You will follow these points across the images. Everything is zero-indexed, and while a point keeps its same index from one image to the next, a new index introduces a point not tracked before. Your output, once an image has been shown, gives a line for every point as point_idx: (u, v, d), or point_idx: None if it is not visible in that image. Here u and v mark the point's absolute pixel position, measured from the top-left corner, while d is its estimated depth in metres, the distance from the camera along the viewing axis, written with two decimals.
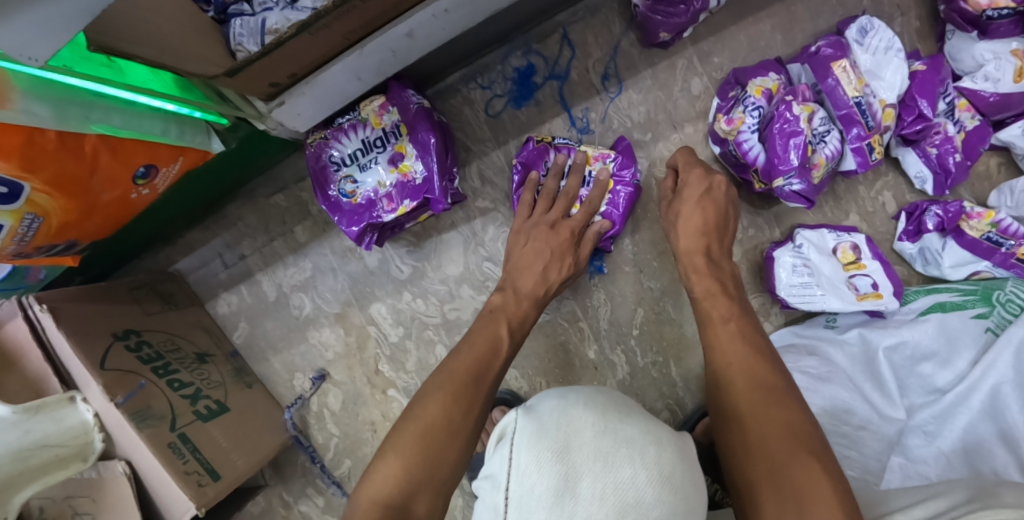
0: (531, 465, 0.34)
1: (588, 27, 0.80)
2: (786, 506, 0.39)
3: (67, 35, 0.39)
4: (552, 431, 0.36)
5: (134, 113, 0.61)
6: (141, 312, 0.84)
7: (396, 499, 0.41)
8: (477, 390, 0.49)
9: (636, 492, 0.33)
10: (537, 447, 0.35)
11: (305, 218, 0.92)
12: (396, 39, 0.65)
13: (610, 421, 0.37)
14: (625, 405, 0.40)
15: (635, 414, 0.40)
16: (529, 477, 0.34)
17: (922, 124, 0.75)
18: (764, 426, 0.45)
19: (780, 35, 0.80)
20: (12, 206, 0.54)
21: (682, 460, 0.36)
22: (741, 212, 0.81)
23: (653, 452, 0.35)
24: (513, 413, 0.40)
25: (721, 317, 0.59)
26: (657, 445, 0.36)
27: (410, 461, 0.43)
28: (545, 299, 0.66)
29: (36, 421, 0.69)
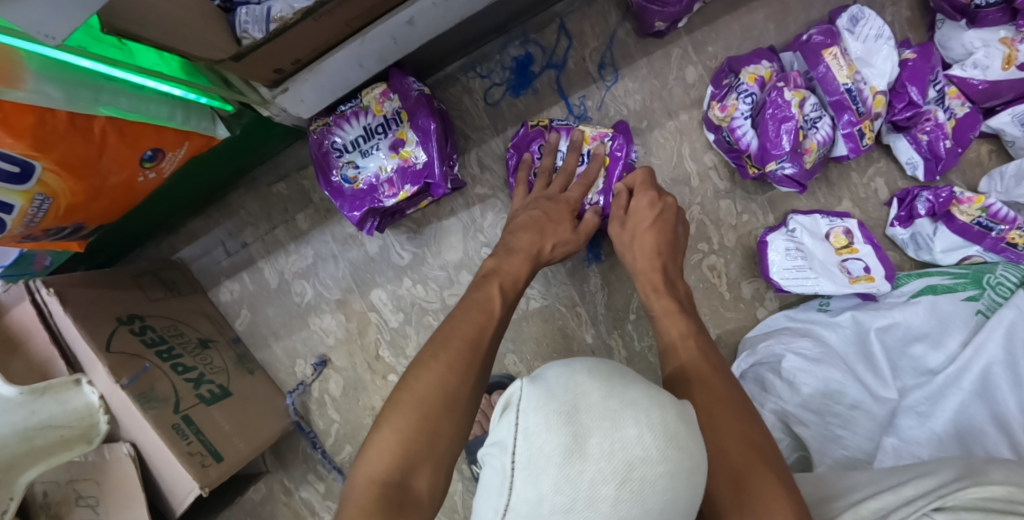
0: (539, 427, 0.34)
1: (585, 18, 0.82)
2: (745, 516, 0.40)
3: (82, 14, 0.41)
4: (559, 395, 0.36)
5: (142, 97, 0.63)
6: (144, 298, 0.85)
7: (393, 476, 0.42)
8: (473, 358, 0.49)
9: (643, 450, 0.33)
10: (545, 409, 0.35)
11: (306, 206, 0.93)
12: (397, 26, 0.66)
13: (616, 385, 0.37)
14: (629, 372, 0.40)
15: (639, 379, 0.39)
16: (538, 437, 0.34)
17: (912, 111, 0.76)
18: (727, 431, 0.46)
19: (773, 25, 0.82)
20: (22, 186, 0.56)
21: (684, 420, 0.36)
22: (736, 198, 0.82)
23: (657, 414, 0.35)
24: (519, 383, 0.39)
25: (680, 334, 0.60)
26: (660, 407, 0.36)
27: (405, 433, 0.43)
28: (540, 259, 0.66)
29: (41, 402, 0.70)
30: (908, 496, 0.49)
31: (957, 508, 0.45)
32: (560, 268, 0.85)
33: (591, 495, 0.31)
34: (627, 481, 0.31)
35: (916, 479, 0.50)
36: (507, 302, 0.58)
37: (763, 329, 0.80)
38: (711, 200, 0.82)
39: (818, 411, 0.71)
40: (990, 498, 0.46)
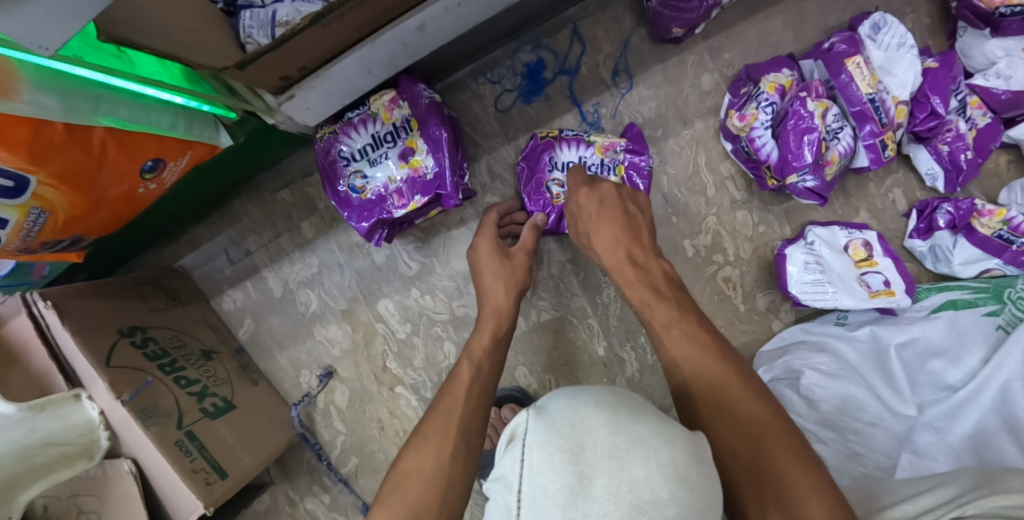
0: (543, 466, 0.32)
1: (598, 22, 0.80)
2: (769, 507, 0.39)
3: (76, 23, 0.38)
4: (563, 431, 0.34)
5: (142, 106, 0.61)
6: (146, 308, 0.83)
7: None
8: (453, 425, 0.49)
9: (651, 492, 0.30)
10: (550, 446, 0.33)
11: (311, 213, 0.91)
12: (407, 32, 0.64)
13: (623, 418, 0.34)
14: (639, 403, 0.37)
15: (649, 411, 0.36)
16: (542, 476, 0.32)
17: (935, 121, 0.74)
18: (738, 412, 0.45)
19: (791, 31, 0.80)
20: (16, 200, 0.54)
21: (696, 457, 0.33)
22: (752, 209, 0.80)
23: (667, 452, 0.32)
24: (525, 414, 0.38)
25: (662, 323, 0.55)
26: (671, 444, 0.33)
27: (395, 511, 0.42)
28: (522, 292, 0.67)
29: (41, 418, 0.68)
30: (927, 505, 0.47)
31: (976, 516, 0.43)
32: (572, 279, 0.83)
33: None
34: None
35: (932, 489, 0.49)
36: (485, 369, 0.57)
37: (778, 342, 0.79)
38: (727, 211, 0.80)
39: (837, 428, 0.70)
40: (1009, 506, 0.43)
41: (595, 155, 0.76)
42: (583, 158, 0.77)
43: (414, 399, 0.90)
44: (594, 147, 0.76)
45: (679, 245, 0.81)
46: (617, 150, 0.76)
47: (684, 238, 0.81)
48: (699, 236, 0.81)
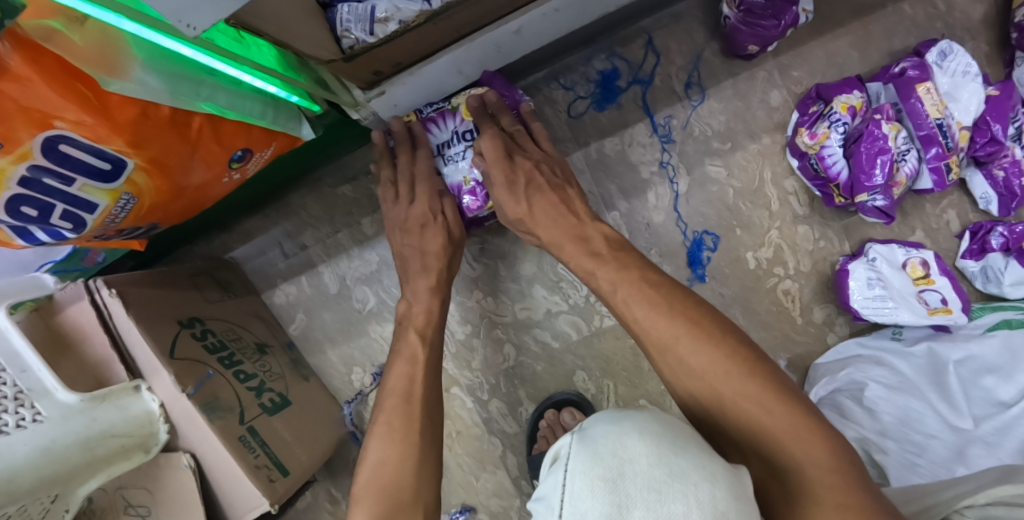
0: (584, 492, 0.32)
1: (672, 34, 0.81)
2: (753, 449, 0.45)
3: (224, 7, 0.39)
4: (605, 458, 0.33)
5: (238, 93, 0.60)
6: (202, 299, 0.83)
7: None
8: (409, 429, 0.55)
9: None
10: (592, 474, 0.32)
11: (373, 210, 0.90)
12: (504, 35, 0.64)
13: (666, 450, 0.33)
14: (679, 430, 0.36)
15: (691, 440, 0.35)
16: (581, 504, 0.32)
17: (995, 147, 0.77)
18: (677, 380, 0.50)
19: (856, 53, 0.82)
20: (110, 185, 0.54)
21: (737, 499, 0.33)
22: (813, 224, 0.82)
23: (707, 489, 0.32)
24: (567, 435, 0.37)
25: (627, 285, 0.57)
26: (711, 481, 0.33)
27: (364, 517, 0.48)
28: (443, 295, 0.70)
29: (101, 409, 0.69)
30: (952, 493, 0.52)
31: (986, 504, 0.46)
32: None
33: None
34: None
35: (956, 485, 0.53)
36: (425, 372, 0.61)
37: (834, 356, 0.80)
38: (790, 224, 0.82)
39: (898, 439, 0.72)
40: (1017, 494, 0.45)
41: (464, 120, 0.72)
42: (455, 131, 0.73)
43: (469, 401, 0.88)
44: (460, 112, 0.72)
45: (742, 256, 0.82)
46: None
47: (747, 249, 0.82)
48: (762, 248, 0.82)
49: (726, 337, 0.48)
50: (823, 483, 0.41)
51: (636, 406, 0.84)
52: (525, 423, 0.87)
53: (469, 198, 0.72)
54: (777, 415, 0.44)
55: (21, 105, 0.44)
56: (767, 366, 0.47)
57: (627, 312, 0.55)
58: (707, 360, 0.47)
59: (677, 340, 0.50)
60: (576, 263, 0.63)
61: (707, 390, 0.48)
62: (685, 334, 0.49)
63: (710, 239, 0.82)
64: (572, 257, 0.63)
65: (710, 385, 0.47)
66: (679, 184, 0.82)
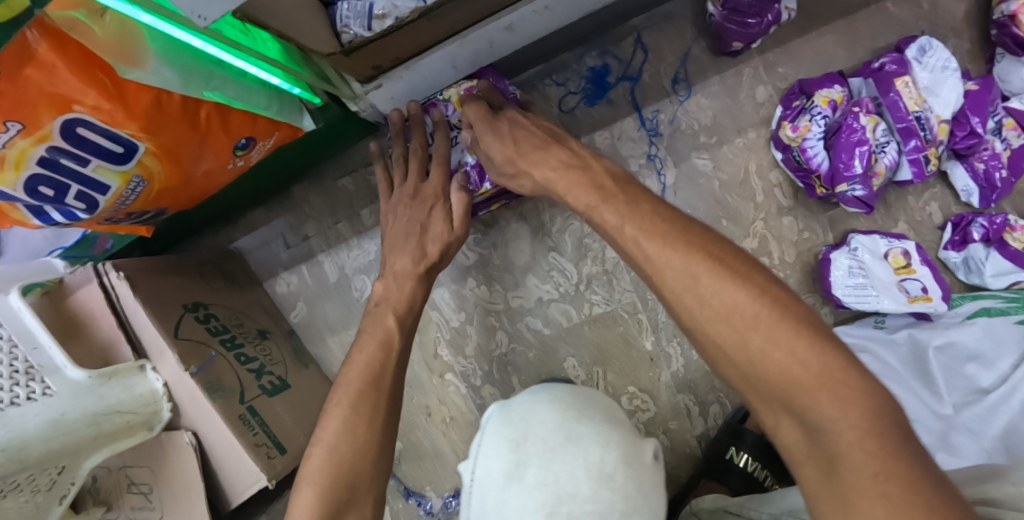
0: (497, 448, 0.49)
1: (662, 33, 0.84)
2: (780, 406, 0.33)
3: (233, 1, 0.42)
4: (514, 425, 0.50)
5: (244, 85, 0.63)
6: (207, 287, 0.86)
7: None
8: (377, 402, 0.55)
9: (572, 480, 0.45)
10: (503, 436, 0.50)
11: (372, 202, 0.93)
12: (496, 31, 0.68)
13: (567, 421, 0.49)
14: (587, 408, 0.52)
15: (595, 417, 0.51)
16: (492, 457, 0.48)
17: (973, 140, 0.79)
18: (697, 328, 0.37)
19: (843, 50, 0.84)
20: (122, 166, 0.57)
21: (622, 462, 0.46)
22: (798, 216, 0.84)
23: (595, 452, 0.46)
24: (495, 406, 0.56)
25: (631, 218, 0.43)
26: (602, 447, 0.47)
27: (318, 487, 0.49)
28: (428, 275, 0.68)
29: (108, 387, 0.72)
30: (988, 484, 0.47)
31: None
32: (625, 276, 0.85)
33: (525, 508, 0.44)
34: (554, 509, 0.43)
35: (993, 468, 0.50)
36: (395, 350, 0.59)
37: None
38: (775, 216, 0.84)
39: None
40: None
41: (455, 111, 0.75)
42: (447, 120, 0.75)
43: (463, 387, 0.90)
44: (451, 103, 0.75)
45: None
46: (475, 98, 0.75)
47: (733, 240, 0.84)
48: (747, 239, 0.84)
49: (753, 276, 0.36)
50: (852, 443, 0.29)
51: (625, 393, 0.86)
52: None
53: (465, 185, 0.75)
54: (811, 365, 0.32)
55: (45, 91, 0.48)
56: (805, 310, 0.35)
57: (634, 248, 0.42)
58: (730, 298, 0.35)
59: (696, 281, 0.37)
60: (575, 198, 0.52)
61: (727, 338, 0.35)
62: (701, 268, 0.37)
63: None
64: (571, 189, 0.52)
65: (726, 325, 0.35)
66: (667, 176, 0.84)
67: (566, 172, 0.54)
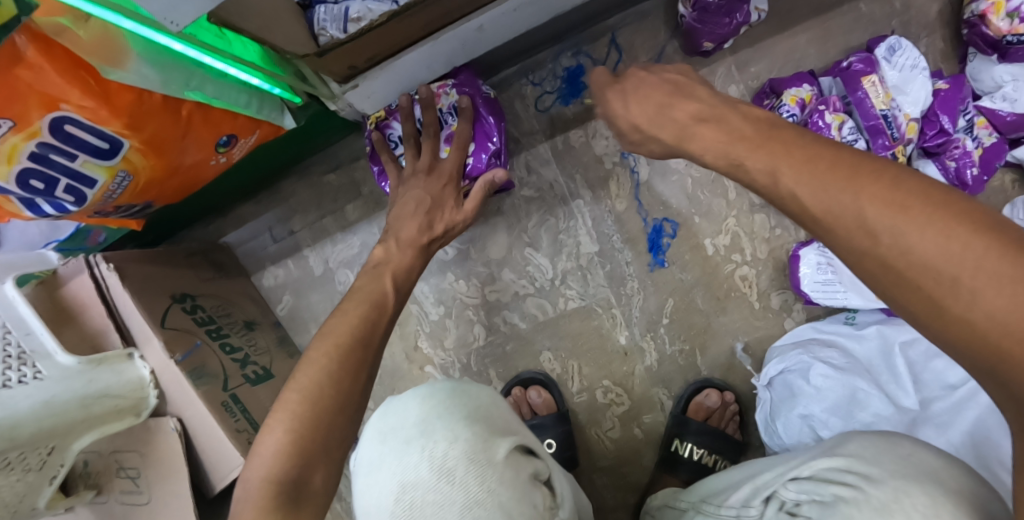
0: (365, 440, 0.45)
1: (636, 32, 0.86)
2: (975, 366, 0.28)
3: (204, 6, 0.45)
4: (386, 416, 0.46)
5: (225, 85, 0.65)
6: (197, 278, 0.89)
7: (289, 475, 0.44)
8: (364, 352, 0.51)
9: (417, 475, 0.40)
10: (372, 427, 0.45)
11: (355, 198, 0.95)
12: (467, 32, 0.70)
13: (431, 415, 0.44)
14: (460, 403, 0.46)
15: (464, 411, 0.45)
16: (360, 449, 0.45)
17: (943, 138, 0.81)
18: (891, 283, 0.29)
19: (814, 49, 0.85)
20: (108, 162, 0.61)
21: (471, 460, 0.40)
22: (770, 212, 0.85)
23: (443, 447, 0.41)
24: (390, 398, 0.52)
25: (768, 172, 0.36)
26: (451, 441, 0.41)
27: (298, 431, 0.45)
28: (428, 249, 0.68)
29: (97, 372, 0.75)
30: None
31: None
32: (599, 271, 0.87)
33: (380, 496, 0.41)
34: (399, 499, 0.40)
35: None
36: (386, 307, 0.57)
37: (790, 339, 0.82)
38: (747, 213, 0.85)
39: (845, 417, 0.73)
40: None
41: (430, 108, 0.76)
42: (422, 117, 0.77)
43: (442, 378, 0.92)
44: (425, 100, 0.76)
45: (701, 243, 0.86)
46: (449, 95, 0.76)
47: (705, 236, 0.86)
48: (720, 235, 0.86)
49: (941, 223, 0.27)
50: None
51: (600, 386, 0.88)
52: None
53: None
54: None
55: (34, 89, 0.50)
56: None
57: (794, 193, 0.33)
58: (920, 257, 0.27)
59: (875, 241, 0.29)
60: (713, 155, 0.43)
61: (917, 302, 0.29)
62: (884, 221, 0.29)
63: (670, 226, 0.86)
64: (707, 145, 0.43)
65: (896, 275, 0.29)
66: (640, 173, 0.86)
67: (698, 126, 0.45)
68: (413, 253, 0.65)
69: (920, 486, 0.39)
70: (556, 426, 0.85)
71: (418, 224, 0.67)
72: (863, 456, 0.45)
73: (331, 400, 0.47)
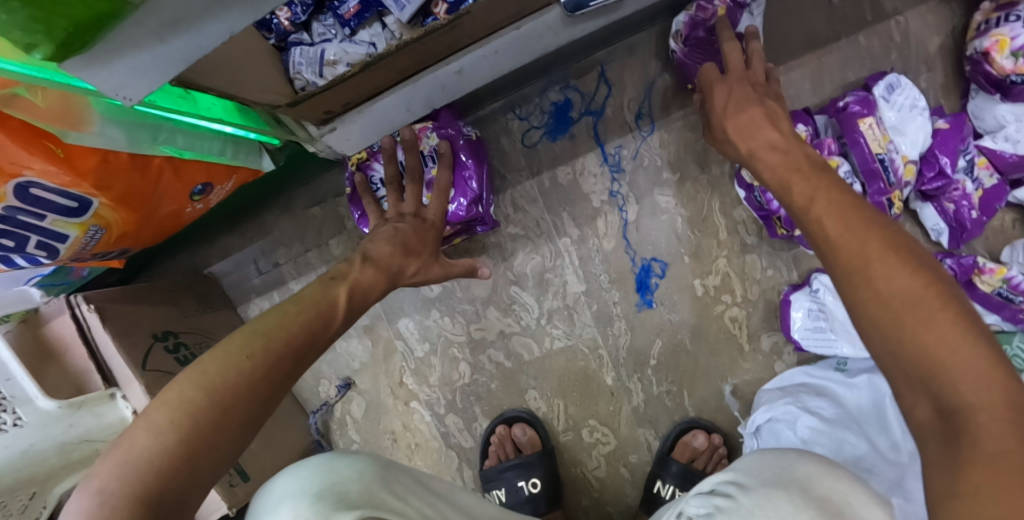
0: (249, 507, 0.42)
1: (625, 66, 0.83)
2: (916, 386, 0.33)
3: (159, 80, 0.42)
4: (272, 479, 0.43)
5: (196, 134, 0.63)
6: (179, 313, 0.89)
7: (158, 492, 0.35)
8: (286, 355, 0.44)
9: None
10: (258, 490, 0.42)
11: (340, 232, 0.94)
12: (446, 75, 0.68)
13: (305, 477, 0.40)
14: (341, 469, 0.42)
15: (339, 477, 0.41)
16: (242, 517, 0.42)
17: (942, 181, 0.77)
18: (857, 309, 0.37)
19: (809, 84, 0.83)
20: (78, 219, 0.59)
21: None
22: (761, 253, 0.83)
23: (298, 506, 0.37)
24: None
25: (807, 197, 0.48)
26: (307, 502, 0.38)
27: (181, 432, 0.37)
28: (395, 278, 0.62)
29: (78, 416, 0.75)
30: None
31: None
32: (586, 310, 0.86)
33: None
34: None
35: None
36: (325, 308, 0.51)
37: (778, 383, 0.81)
38: (738, 254, 0.83)
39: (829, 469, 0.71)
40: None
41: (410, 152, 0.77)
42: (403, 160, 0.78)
43: (427, 414, 0.92)
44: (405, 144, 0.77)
45: (690, 283, 0.84)
46: (428, 139, 0.76)
47: (694, 277, 0.84)
48: (709, 276, 0.84)
49: (903, 263, 0.37)
50: (985, 427, 0.30)
51: (585, 426, 0.87)
52: (479, 437, 0.90)
53: None
54: (962, 354, 0.31)
55: None
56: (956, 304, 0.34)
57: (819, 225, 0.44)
58: (895, 284, 0.36)
59: (852, 276, 0.38)
60: (775, 175, 0.55)
61: (873, 318, 0.36)
62: (874, 253, 0.38)
63: (658, 266, 0.84)
64: (768, 166, 0.57)
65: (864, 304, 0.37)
66: (628, 212, 0.84)
67: (766, 151, 0.58)
68: (375, 274, 0.59)
69: (786, 494, 0.39)
70: (541, 463, 0.84)
71: (391, 249, 0.63)
72: (748, 467, 0.45)
73: (240, 409, 0.40)
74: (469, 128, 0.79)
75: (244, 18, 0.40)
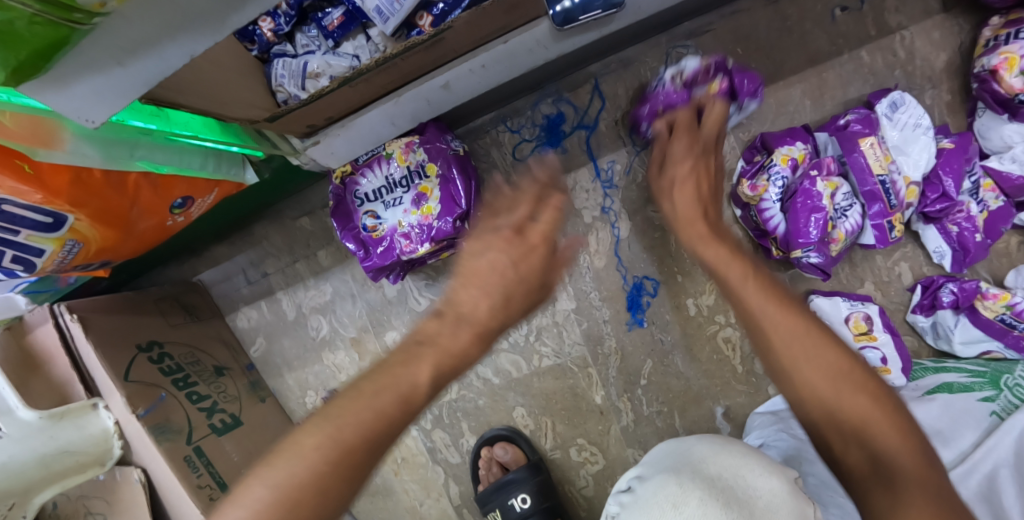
0: None
1: (620, 80, 0.81)
2: (848, 439, 0.40)
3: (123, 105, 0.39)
4: None
5: (178, 150, 0.62)
6: (165, 324, 0.87)
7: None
8: None
9: None
10: None
11: (329, 243, 0.93)
12: (432, 90, 0.66)
13: None
14: None
15: None
16: None
17: (945, 204, 0.75)
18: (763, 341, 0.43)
19: (809, 101, 0.80)
20: (54, 233, 0.58)
21: None
22: None
23: None
24: None
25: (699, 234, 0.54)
26: None
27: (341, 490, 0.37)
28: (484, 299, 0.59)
29: (59, 427, 0.73)
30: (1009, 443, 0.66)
31: None
32: (575, 328, 0.84)
33: None
34: None
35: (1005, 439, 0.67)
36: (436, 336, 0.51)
37: (771, 407, 0.79)
38: None
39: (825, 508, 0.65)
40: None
41: (398, 166, 0.76)
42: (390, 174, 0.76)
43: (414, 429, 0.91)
44: (394, 158, 0.76)
45: (683, 303, 0.82)
46: (415, 153, 0.75)
47: (688, 296, 0.82)
48: (703, 295, 0.82)
49: (789, 307, 0.44)
50: (911, 473, 0.38)
51: (573, 445, 0.86)
52: (467, 453, 0.89)
53: (404, 241, 0.75)
54: (876, 408, 0.40)
55: None
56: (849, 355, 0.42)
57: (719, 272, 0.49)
58: (798, 336, 0.42)
59: (761, 328, 0.44)
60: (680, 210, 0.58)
61: (797, 376, 0.42)
62: (774, 305, 0.44)
63: (650, 285, 0.82)
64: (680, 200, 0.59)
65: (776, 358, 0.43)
66: (621, 229, 0.82)
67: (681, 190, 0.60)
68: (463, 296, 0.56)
69: (677, 479, 0.43)
70: (531, 478, 0.81)
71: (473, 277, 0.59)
72: (658, 467, 0.48)
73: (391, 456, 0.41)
74: (457, 142, 0.78)
75: (207, 40, 0.37)
